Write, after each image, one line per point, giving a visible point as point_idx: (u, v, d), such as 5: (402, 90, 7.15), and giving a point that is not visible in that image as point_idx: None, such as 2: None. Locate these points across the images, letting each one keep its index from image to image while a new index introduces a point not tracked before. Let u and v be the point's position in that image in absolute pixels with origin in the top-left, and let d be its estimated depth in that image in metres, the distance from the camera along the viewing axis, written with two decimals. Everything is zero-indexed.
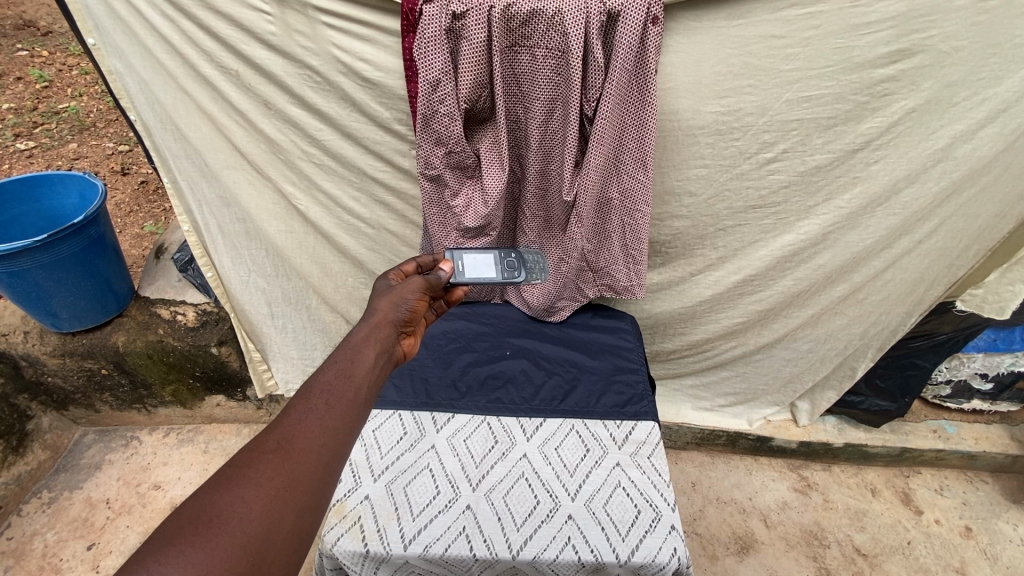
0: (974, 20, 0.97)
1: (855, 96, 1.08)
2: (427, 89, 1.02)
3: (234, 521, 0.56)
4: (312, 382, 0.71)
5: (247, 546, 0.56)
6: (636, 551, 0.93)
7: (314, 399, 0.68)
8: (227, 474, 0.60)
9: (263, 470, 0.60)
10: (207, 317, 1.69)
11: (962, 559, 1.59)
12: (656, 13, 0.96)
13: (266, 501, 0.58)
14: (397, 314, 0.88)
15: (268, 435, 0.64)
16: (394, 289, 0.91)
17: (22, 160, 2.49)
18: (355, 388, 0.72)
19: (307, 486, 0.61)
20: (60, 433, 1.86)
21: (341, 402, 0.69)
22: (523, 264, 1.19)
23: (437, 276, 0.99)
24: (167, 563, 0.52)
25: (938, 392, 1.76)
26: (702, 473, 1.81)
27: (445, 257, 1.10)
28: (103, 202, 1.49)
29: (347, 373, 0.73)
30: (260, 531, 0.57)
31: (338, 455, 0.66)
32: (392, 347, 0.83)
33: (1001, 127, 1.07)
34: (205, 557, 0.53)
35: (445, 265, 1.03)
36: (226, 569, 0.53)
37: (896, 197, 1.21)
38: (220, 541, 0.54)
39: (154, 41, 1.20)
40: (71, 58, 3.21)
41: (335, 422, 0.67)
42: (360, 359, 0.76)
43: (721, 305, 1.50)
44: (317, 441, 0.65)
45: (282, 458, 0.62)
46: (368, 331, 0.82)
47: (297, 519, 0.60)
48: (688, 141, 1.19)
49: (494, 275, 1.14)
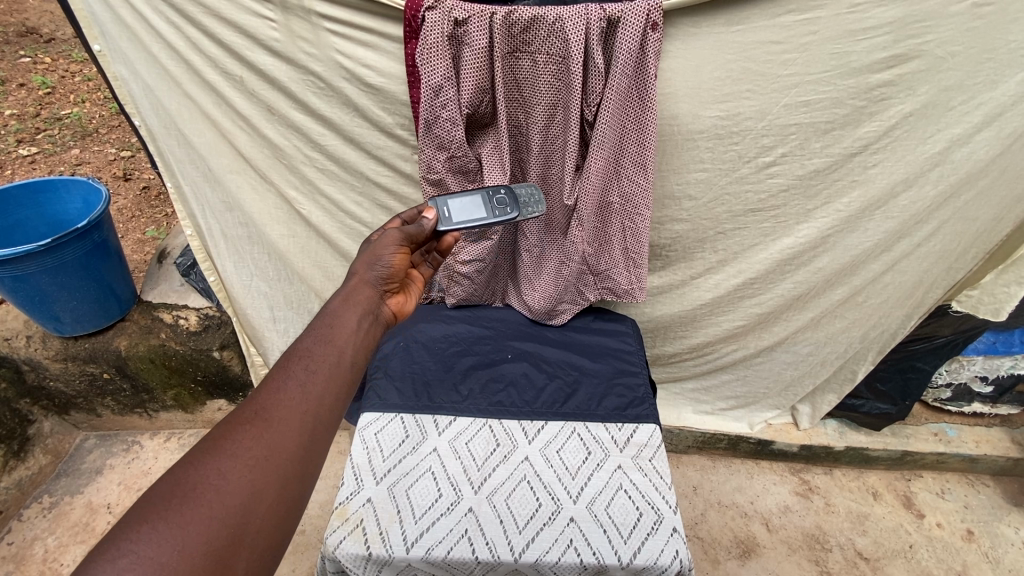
0: (969, 26, 0.98)
1: (854, 101, 1.09)
2: (429, 95, 1.03)
3: (210, 495, 0.56)
4: (291, 349, 0.71)
5: (228, 519, 0.56)
6: (638, 554, 0.94)
7: (294, 365, 0.69)
8: (203, 446, 0.60)
9: (241, 440, 0.61)
10: (208, 321, 1.70)
11: (964, 562, 1.59)
12: (655, 20, 0.97)
13: (246, 472, 0.59)
14: (374, 275, 0.86)
15: (246, 405, 0.65)
16: (371, 246, 0.89)
17: (24, 166, 2.51)
18: (340, 352, 0.72)
19: (290, 454, 0.62)
20: (62, 438, 1.87)
21: (324, 368, 0.70)
22: (516, 199, 1.06)
23: (419, 226, 0.96)
24: (138, 541, 0.52)
25: (937, 395, 1.77)
26: (703, 477, 1.81)
27: (428, 204, 1.04)
28: (106, 207, 1.50)
29: (328, 338, 0.73)
30: (240, 502, 0.57)
31: (324, 421, 0.67)
32: (376, 309, 0.83)
33: (997, 131, 1.08)
34: (180, 532, 0.53)
35: (429, 214, 1.01)
36: (206, 542, 0.54)
37: (894, 200, 1.22)
38: (197, 515, 0.55)
39: (158, 47, 1.22)
40: (73, 65, 3.24)
41: (318, 389, 0.68)
42: (341, 324, 0.76)
43: (721, 308, 1.50)
44: (299, 408, 0.65)
45: (261, 426, 0.62)
46: (346, 294, 0.81)
47: (280, 489, 0.60)
48: (687, 145, 1.20)
49: (483, 215, 1.03)
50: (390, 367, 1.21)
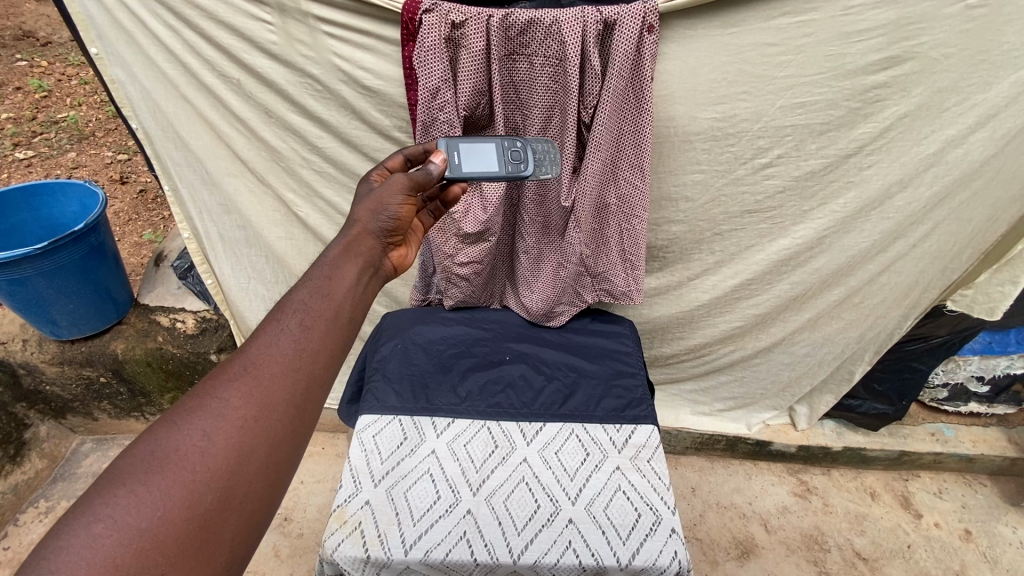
0: (962, 27, 0.99)
1: (848, 103, 1.10)
2: (427, 97, 1.02)
3: (194, 457, 0.55)
4: (286, 300, 0.68)
5: (214, 482, 0.54)
6: (637, 555, 0.94)
7: (287, 319, 0.66)
8: (187, 404, 0.58)
9: (228, 399, 0.58)
10: (206, 324, 1.69)
11: (962, 562, 1.59)
12: (651, 22, 0.98)
13: (232, 434, 0.57)
14: (378, 225, 0.82)
15: (235, 360, 0.62)
16: (376, 191, 0.84)
17: (21, 169, 2.51)
18: (337, 308, 0.70)
19: (281, 414, 0.60)
20: (58, 442, 1.86)
21: (320, 324, 0.67)
22: (531, 155, 1.01)
23: (425, 172, 0.90)
24: (113, 505, 0.50)
25: (934, 395, 1.78)
26: (702, 478, 1.82)
27: (436, 146, 0.97)
28: (103, 210, 1.50)
29: (325, 291, 0.70)
30: (226, 465, 0.55)
31: (318, 379, 0.64)
32: (377, 262, 0.80)
33: (991, 132, 1.09)
34: (160, 496, 0.52)
35: (438, 158, 0.94)
36: (188, 506, 0.52)
37: (889, 201, 1.23)
38: (179, 478, 0.53)
39: (156, 50, 1.22)
40: (70, 68, 3.23)
41: (312, 345, 0.65)
42: (339, 277, 0.73)
43: (719, 309, 1.51)
44: (291, 365, 0.63)
45: (250, 384, 0.60)
46: (347, 245, 0.78)
47: (270, 451, 0.58)
48: (683, 147, 1.20)
49: (494, 168, 0.98)
50: (388, 369, 1.20)
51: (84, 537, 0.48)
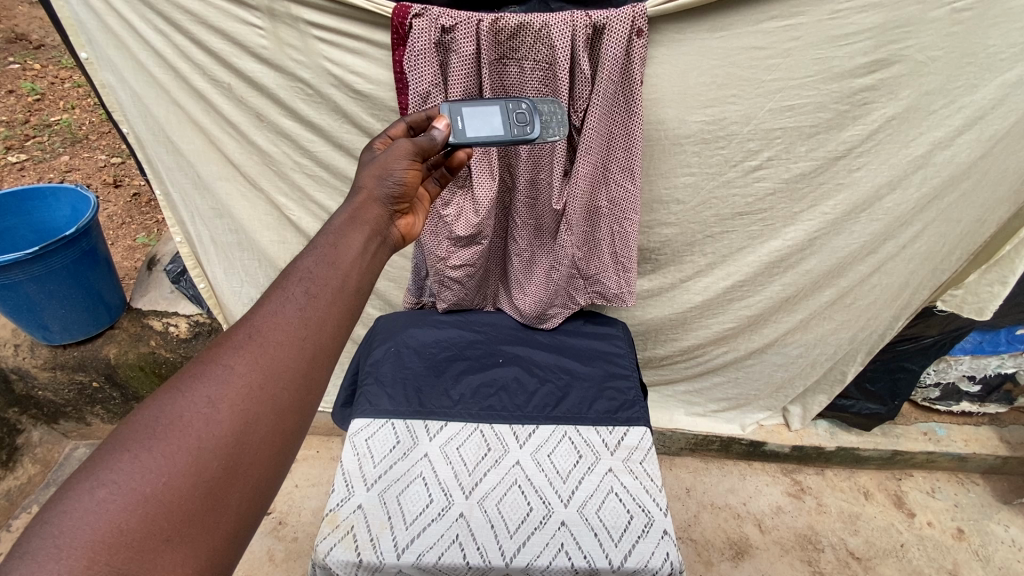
0: (948, 31, 0.99)
1: (837, 105, 1.10)
2: (418, 100, 1.03)
3: (199, 424, 0.54)
4: (291, 268, 0.67)
5: (220, 450, 0.54)
6: (629, 557, 0.95)
7: (292, 287, 0.65)
8: (192, 371, 0.58)
9: (232, 366, 0.58)
10: (199, 328, 1.68)
11: (954, 561, 1.60)
12: (640, 26, 0.99)
13: (237, 401, 0.56)
14: (384, 191, 0.82)
15: (241, 328, 0.61)
16: (381, 157, 0.83)
17: (14, 173, 2.51)
18: (343, 277, 0.69)
19: (286, 383, 0.59)
20: (51, 447, 1.86)
21: (325, 293, 0.66)
22: (537, 116, 0.97)
23: (431, 137, 0.88)
24: (117, 470, 0.50)
25: (926, 395, 1.80)
26: (696, 479, 1.82)
27: (439, 112, 0.95)
28: (95, 214, 1.49)
29: (331, 260, 0.69)
30: (232, 433, 0.55)
31: (325, 350, 0.63)
32: (384, 230, 0.80)
33: (979, 133, 1.10)
34: (164, 462, 0.52)
35: (440, 123, 0.91)
36: (193, 473, 0.52)
37: (879, 203, 1.23)
38: (183, 444, 0.53)
39: (146, 54, 1.22)
40: (63, 71, 3.21)
41: (318, 314, 0.64)
42: (345, 246, 0.72)
43: (711, 311, 1.51)
44: (298, 334, 0.62)
45: (255, 352, 0.59)
46: (353, 213, 0.77)
47: (276, 420, 0.58)
48: (674, 150, 1.21)
49: (499, 133, 0.95)
50: (380, 372, 1.20)
51: (88, 502, 0.48)
